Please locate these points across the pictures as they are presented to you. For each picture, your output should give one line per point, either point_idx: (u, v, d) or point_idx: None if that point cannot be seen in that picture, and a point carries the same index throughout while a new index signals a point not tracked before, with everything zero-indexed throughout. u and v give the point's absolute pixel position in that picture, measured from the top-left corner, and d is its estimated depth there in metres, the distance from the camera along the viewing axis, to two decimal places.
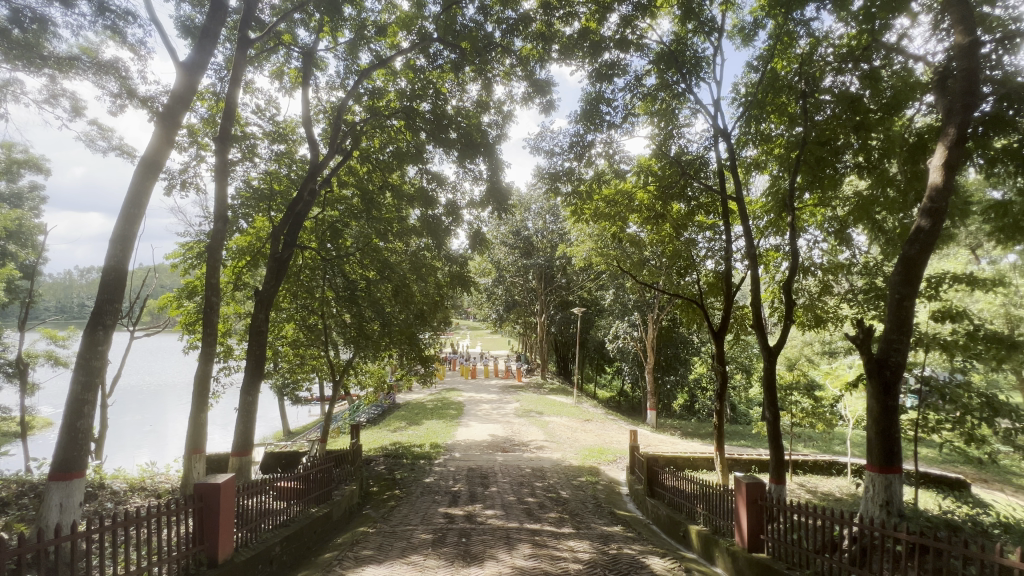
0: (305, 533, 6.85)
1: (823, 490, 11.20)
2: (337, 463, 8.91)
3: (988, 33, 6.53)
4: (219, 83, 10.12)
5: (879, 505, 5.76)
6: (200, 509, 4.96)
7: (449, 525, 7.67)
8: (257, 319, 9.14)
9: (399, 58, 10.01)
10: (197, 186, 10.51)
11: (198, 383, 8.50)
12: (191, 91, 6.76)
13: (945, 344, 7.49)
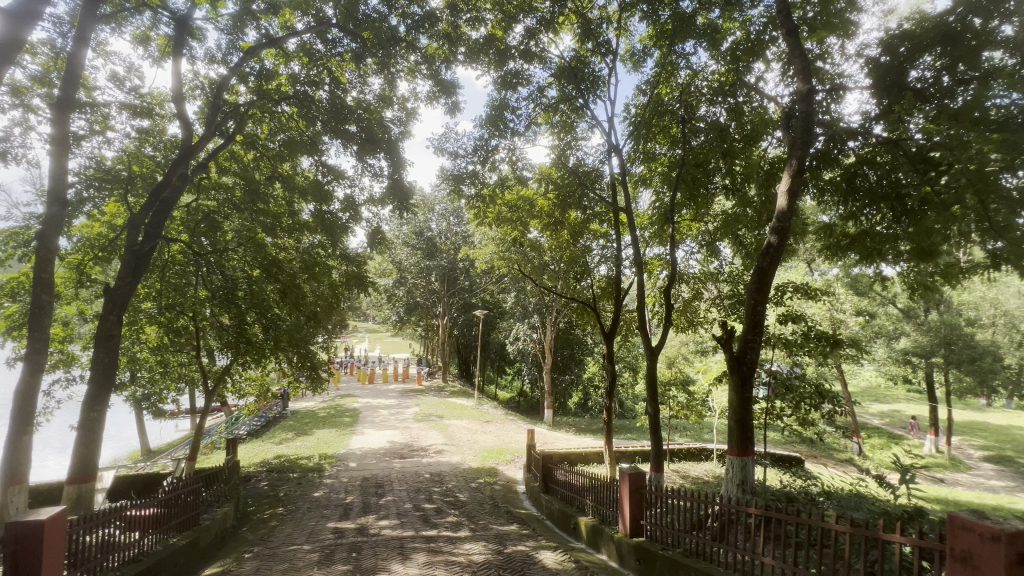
0: (164, 568, 5.76)
1: (696, 475, 12.38)
2: (206, 484, 7.76)
3: (821, 83, 7.59)
4: (60, 38, 8.29)
5: (736, 483, 6.53)
6: (15, 555, 3.85)
7: (337, 541, 7.02)
8: (107, 322, 7.58)
9: (293, 39, 8.99)
10: (23, 159, 8.54)
11: (20, 397, 6.87)
12: (16, 44, 5.66)
13: (787, 343, 8.22)
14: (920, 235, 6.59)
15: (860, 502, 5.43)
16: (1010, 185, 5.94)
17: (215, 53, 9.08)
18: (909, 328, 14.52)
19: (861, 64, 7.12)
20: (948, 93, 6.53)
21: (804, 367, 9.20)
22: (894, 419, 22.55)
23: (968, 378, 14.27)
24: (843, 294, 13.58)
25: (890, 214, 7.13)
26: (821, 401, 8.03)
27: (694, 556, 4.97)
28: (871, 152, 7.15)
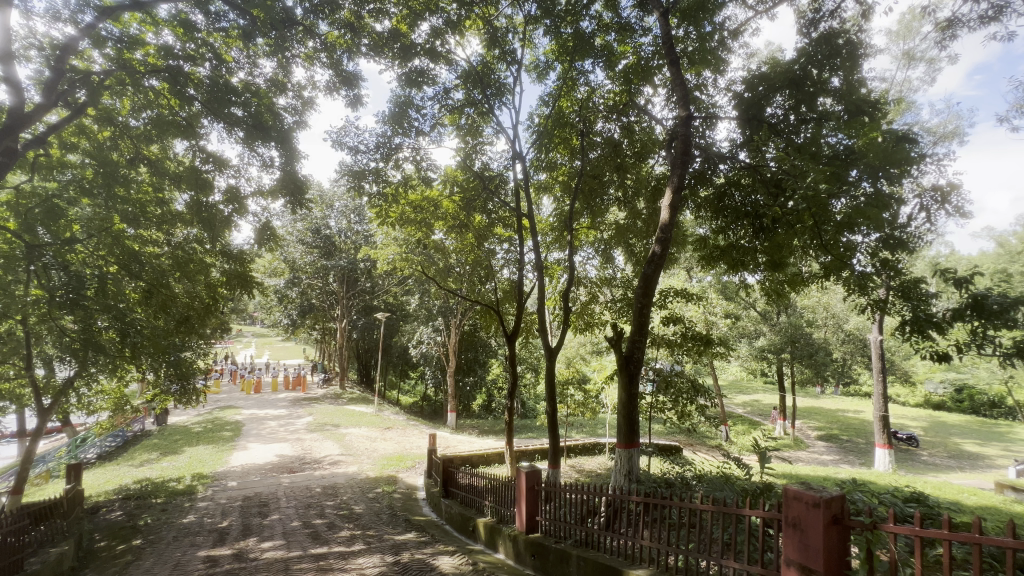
0: None
1: (590, 468, 13.10)
2: (33, 522, 6.47)
3: (698, 110, 8.54)
4: None
5: (624, 474, 7.03)
6: None
7: (209, 571, 6.28)
8: None
9: (164, 5, 7.89)
10: None
11: None
12: None
13: (668, 343, 9.03)
14: (772, 249, 7.66)
15: (724, 483, 6.12)
16: (837, 209, 7.15)
17: (58, 8, 7.62)
18: (766, 328, 16.80)
19: (729, 98, 8.12)
20: (793, 129, 7.69)
21: (683, 364, 10.19)
22: (754, 408, 25.94)
23: (808, 371, 16.90)
24: (715, 299, 15.32)
25: (751, 230, 8.20)
26: (695, 394, 8.89)
27: (583, 546, 5.26)
28: (737, 175, 8.17)
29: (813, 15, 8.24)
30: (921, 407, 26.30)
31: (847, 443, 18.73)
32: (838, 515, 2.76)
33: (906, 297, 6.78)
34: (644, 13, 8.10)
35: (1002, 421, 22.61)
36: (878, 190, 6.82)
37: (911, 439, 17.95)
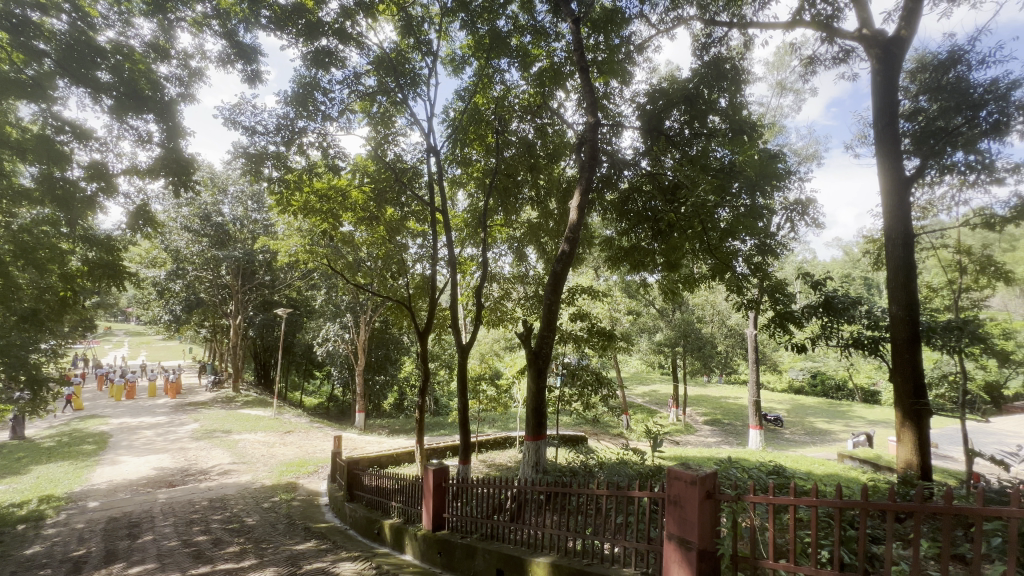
0: None
1: (501, 462, 13.30)
2: None
3: (605, 118, 9.01)
4: None
5: (531, 466, 7.23)
6: None
7: None
8: None
9: None
10: None
11: None
12: None
13: (575, 338, 9.42)
14: (668, 251, 8.31)
15: (621, 469, 6.53)
16: (722, 217, 7.96)
17: None
18: (663, 324, 18.24)
19: (633, 108, 8.66)
20: (687, 142, 8.40)
21: (589, 358, 10.70)
22: (652, 398, 28.11)
23: (697, 363, 18.66)
24: (620, 297, 16.32)
25: (651, 233, 8.83)
26: (599, 386, 9.33)
27: (489, 539, 5.34)
28: (639, 181, 8.74)
29: (705, 40, 9.08)
30: (786, 392, 30.29)
31: (728, 426, 21.02)
32: (710, 490, 3.06)
33: (774, 297, 7.74)
34: (558, 19, 8.35)
35: (845, 402, 26.80)
36: (754, 201, 7.70)
37: (778, 420, 20.60)
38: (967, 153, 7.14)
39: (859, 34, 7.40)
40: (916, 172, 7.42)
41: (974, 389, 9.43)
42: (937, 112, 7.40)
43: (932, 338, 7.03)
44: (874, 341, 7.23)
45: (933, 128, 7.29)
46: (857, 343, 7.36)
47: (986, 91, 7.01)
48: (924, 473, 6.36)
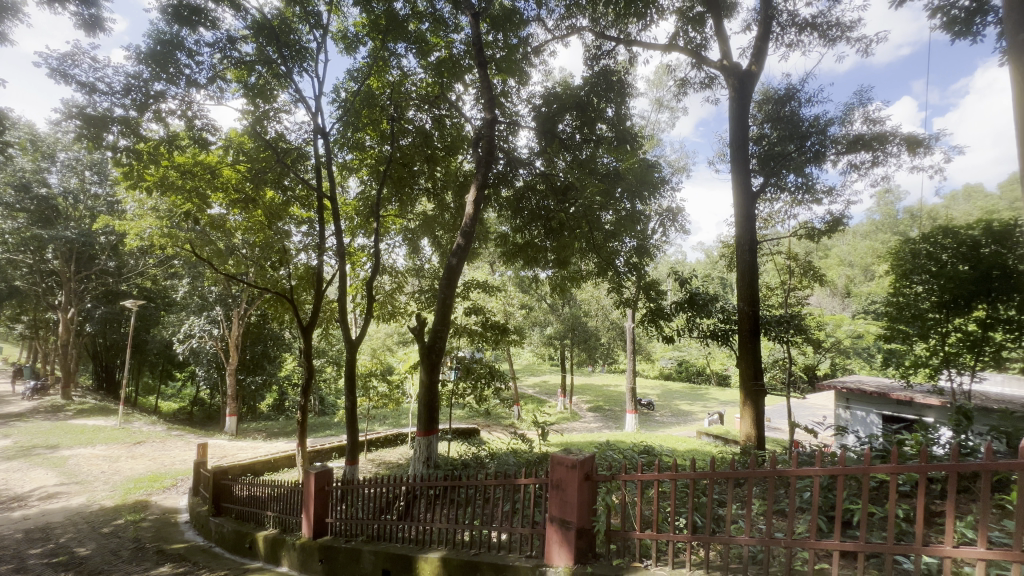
0: None
1: (392, 459, 12.95)
2: None
3: (503, 115, 9.15)
4: None
5: (422, 461, 7.14)
6: None
7: None
8: None
9: None
10: None
11: None
12: None
13: (470, 332, 9.46)
14: (559, 249, 8.72)
15: (511, 458, 6.73)
16: (607, 219, 8.56)
17: None
18: (553, 318, 19.19)
19: (529, 109, 8.92)
20: (578, 146, 8.89)
21: (483, 352, 10.85)
22: (542, 388, 29.44)
23: (583, 354, 19.94)
24: (514, 291, 16.74)
25: (544, 231, 9.17)
26: (492, 379, 9.44)
27: (377, 539, 5.17)
28: (533, 181, 9.00)
29: (595, 52, 9.69)
30: (657, 378, 33.75)
31: (608, 412, 22.83)
32: (588, 473, 3.31)
33: (649, 293, 8.55)
34: (457, 10, 8.27)
35: (704, 386, 30.67)
36: (634, 206, 8.42)
37: (650, 404, 22.92)
38: (797, 175, 8.57)
39: (721, 65, 8.47)
40: (761, 189, 8.67)
41: (797, 372, 11.39)
42: (776, 139, 8.75)
43: (769, 330, 8.33)
44: (726, 332, 8.37)
45: (773, 153, 8.57)
46: (713, 335, 8.44)
47: (811, 125, 8.47)
48: (759, 444, 7.52)
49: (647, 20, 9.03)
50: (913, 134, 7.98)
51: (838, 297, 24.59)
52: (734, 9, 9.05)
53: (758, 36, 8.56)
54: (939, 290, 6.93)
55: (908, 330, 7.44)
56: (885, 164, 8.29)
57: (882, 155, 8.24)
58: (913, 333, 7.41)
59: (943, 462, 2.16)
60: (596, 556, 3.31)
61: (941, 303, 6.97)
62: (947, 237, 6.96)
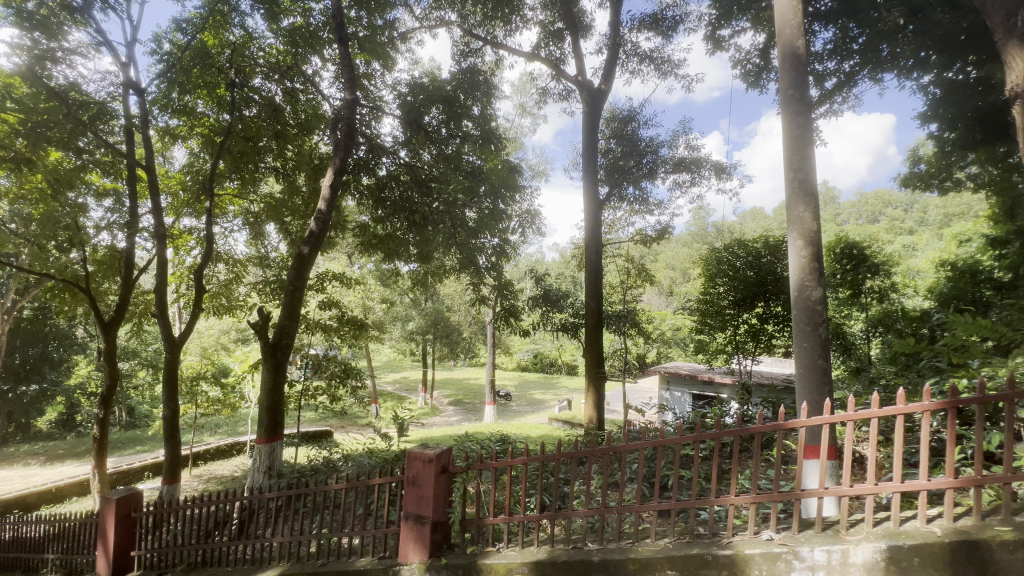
0: None
1: (225, 473, 11.38)
2: None
3: (365, 98, 8.63)
4: None
5: (263, 471, 6.41)
6: None
7: None
8: None
9: None
10: None
11: None
12: None
13: (324, 327, 8.74)
14: (423, 243, 8.57)
15: (365, 459, 6.39)
16: (471, 216, 8.66)
17: None
18: (415, 313, 18.86)
19: (393, 95, 8.56)
20: (444, 140, 8.83)
21: (338, 349, 10.15)
22: (402, 384, 28.73)
23: (445, 349, 19.93)
24: (374, 285, 15.98)
25: (406, 224, 8.92)
26: (348, 377, 8.72)
27: (203, 566, 4.51)
28: (398, 171, 8.74)
29: (463, 48, 9.76)
30: (515, 370, 35.53)
31: (469, 405, 23.31)
32: (445, 465, 3.32)
33: (508, 289, 8.91)
34: None
35: (555, 375, 33.19)
36: (496, 204, 8.68)
37: (507, 395, 24.03)
38: (635, 187, 9.76)
39: (577, 80, 9.20)
40: (607, 196, 9.76)
41: (631, 360, 13.00)
42: (620, 153, 9.82)
43: (610, 324, 9.35)
44: (575, 326, 9.16)
45: (617, 165, 9.73)
46: (564, 329, 9.14)
47: (647, 145, 9.71)
48: (600, 425, 8.40)
49: (513, 25, 9.37)
50: (720, 162, 9.67)
51: (664, 295, 28.76)
52: (589, 31, 9.90)
53: (608, 59, 9.50)
54: (734, 290, 8.53)
55: (712, 323, 9.00)
56: (700, 185, 9.91)
57: (698, 177, 9.81)
58: (716, 325, 9.01)
59: (731, 427, 2.65)
60: (451, 547, 3.35)
61: (735, 300, 8.58)
62: (740, 247, 8.59)
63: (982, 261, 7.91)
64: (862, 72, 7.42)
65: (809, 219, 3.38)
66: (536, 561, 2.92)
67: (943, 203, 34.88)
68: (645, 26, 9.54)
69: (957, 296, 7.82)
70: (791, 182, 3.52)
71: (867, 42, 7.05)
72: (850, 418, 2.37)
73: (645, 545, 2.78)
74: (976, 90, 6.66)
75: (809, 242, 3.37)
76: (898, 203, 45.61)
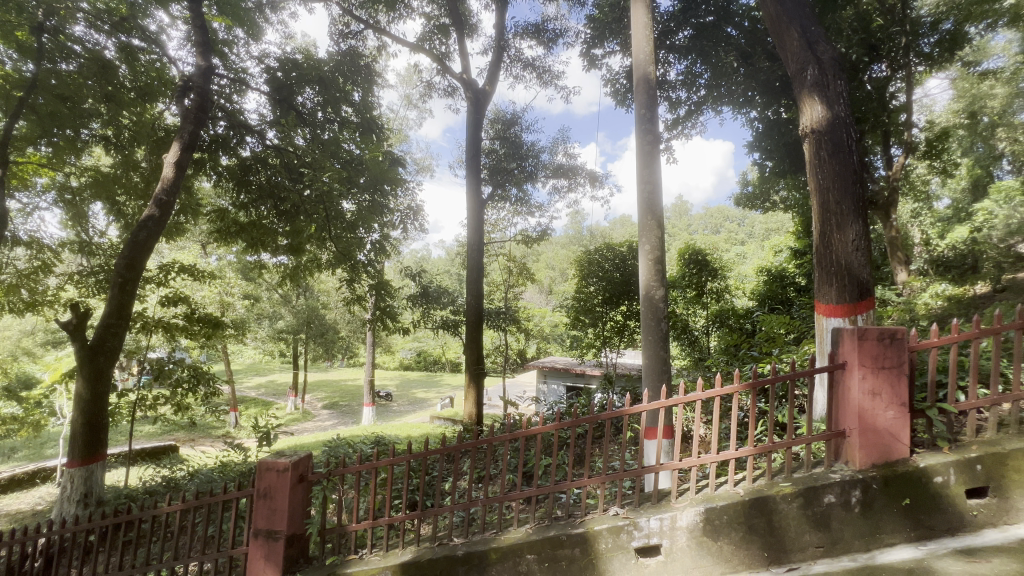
0: None
1: (24, 507, 9.18)
2: None
3: (224, 66, 7.59)
4: None
5: (76, 501, 5.31)
6: None
7: None
8: None
9: None
10: None
11: None
12: None
13: (166, 326, 7.47)
14: (293, 234, 7.86)
15: (217, 474, 5.58)
16: (348, 208, 8.11)
17: None
18: (285, 311, 17.22)
19: (259, 68, 7.68)
20: (319, 123, 8.18)
21: (186, 351, 8.84)
22: (268, 389, 26.03)
23: (319, 349, 18.53)
24: (233, 278, 14.21)
25: (274, 212, 8.09)
26: (198, 385, 7.34)
27: None
28: (265, 153, 7.88)
29: (343, 28, 9.16)
30: (397, 370, 34.48)
31: (345, 408, 21.98)
32: (303, 474, 3.09)
33: (388, 287, 8.61)
34: None
35: (439, 373, 32.90)
36: (376, 197, 8.10)
37: (388, 395, 23.22)
38: (517, 189, 10.09)
39: (462, 78, 9.21)
40: (490, 195, 9.95)
41: (512, 356, 13.41)
42: (503, 155, 10.06)
43: (491, 321, 9.51)
44: (456, 323, 9.17)
45: (500, 166, 9.96)
46: (445, 326, 9.06)
47: (528, 149, 10.08)
48: (479, 421, 8.52)
49: (397, 12, 9.04)
50: (593, 171, 10.45)
51: (544, 294, 30.29)
52: (475, 31, 9.98)
53: (492, 61, 9.68)
54: (603, 289, 9.29)
55: (585, 319, 9.67)
56: (576, 191, 10.59)
57: (574, 184, 10.48)
58: (588, 321, 9.64)
59: (586, 415, 2.87)
60: (309, 561, 3.12)
61: (604, 299, 9.34)
62: (608, 251, 9.40)
63: (788, 268, 9.72)
64: (706, 103, 8.59)
65: (656, 226, 3.82)
66: (400, 563, 2.88)
67: (765, 219, 42.13)
68: (528, 35, 9.91)
69: (771, 296, 9.47)
70: (644, 192, 3.95)
71: (710, 80, 8.18)
72: (679, 402, 2.74)
73: (508, 533, 2.90)
74: (786, 128, 8.13)
75: (657, 248, 3.81)
76: (733, 219, 53.90)
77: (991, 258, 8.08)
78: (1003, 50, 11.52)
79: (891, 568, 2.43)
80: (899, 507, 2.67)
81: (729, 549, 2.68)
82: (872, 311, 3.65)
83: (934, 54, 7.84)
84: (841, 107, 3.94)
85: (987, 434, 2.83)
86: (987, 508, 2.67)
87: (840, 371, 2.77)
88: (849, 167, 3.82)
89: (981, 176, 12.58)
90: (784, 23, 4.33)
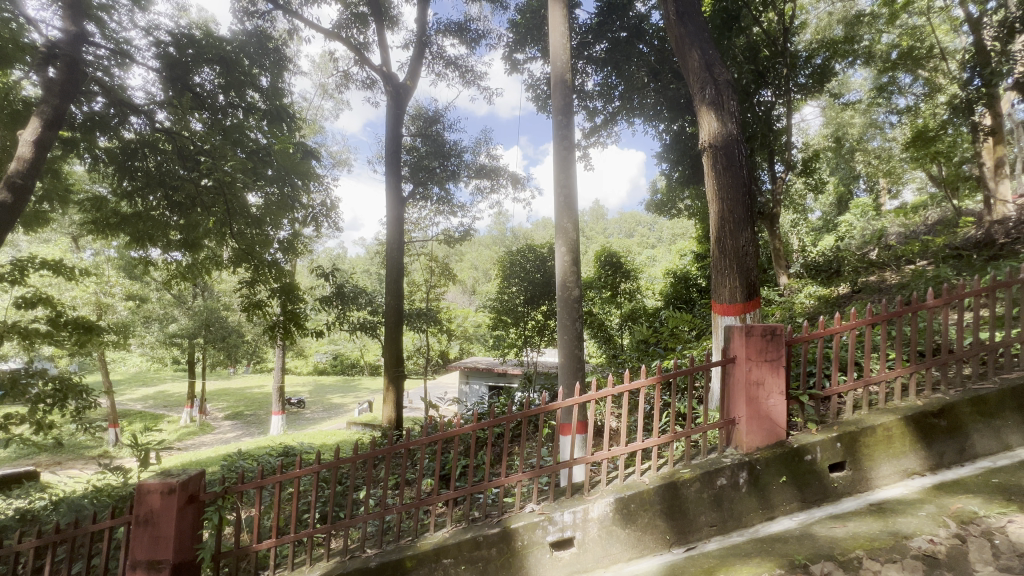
0: None
1: None
2: None
3: (99, 32, 6.58)
4: None
5: None
6: None
7: None
8: None
9: None
10: None
11: None
12: None
13: (24, 332, 6.16)
14: (188, 229, 7.12)
15: (90, 501, 4.80)
16: (255, 201, 7.35)
17: None
18: (178, 312, 15.49)
19: (146, 40, 6.78)
20: (221, 108, 7.43)
21: (49, 358, 7.57)
22: (157, 400, 23.16)
23: (220, 354, 16.86)
24: (113, 276, 12.48)
25: (166, 202, 7.23)
26: (66, 400, 6.33)
27: None
28: (153, 136, 6.99)
29: (248, 6, 8.43)
30: (310, 375, 32.53)
31: (250, 417, 20.24)
32: (194, 493, 2.80)
33: (298, 290, 8.05)
34: None
35: (356, 377, 31.39)
36: (284, 190, 7.61)
37: (300, 402, 21.78)
38: (439, 188, 9.95)
39: (382, 71, 8.88)
40: (411, 193, 9.70)
41: (433, 357, 13.15)
42: (424, 153, 9.83)
43: (412, 322, 9.27)
44: (373, 325, 8.85)
45: (422, 164, 9.74)
46: (362, 328, 8.71)
47: (450, 148, 9.99)
48: (398, 425, 8.24)
49: None
50: (515, 173, 10.58)
51: (467, 294, 30.20)
52: (396, 23, 9.68)
53: (413, 56, 9.43)
54: (524, 290, 9.48)
55: (507, 319, 9.77)
56: (498, 192, 10.66)
57: (497, 185, 10.55)
58: (510, 321, 9.75)
59: (504, 414, 2.89)
60: None
61: (525, 299, 9.51)
62: (530, 252, 9.62)
63: (691, 271, 10.57)
64: (620, 114, 9.07)
65: (572, 230, 3.95)
66: None
67: (673, 225, 45.49)
68: (450, 33, 9.80)
69: (676, 296, 10.24)
70: (561, 197, 4.06)
71: (624, 91, 8.62)
72: (591, 398, 2.85)
73: (424, 539, 2.84)
74: (691, 142, 8.82)
75: (572, 250, 3.93)
76: (645, 224, 57.54)
77: (850, 263, 9.41)
78: (860, 86, 13.49)
79: (770, 539, 2.72)
80: (778, 483, 3.00)
81: (636, 535, 2.85)
82: (758, 310, 4.08)
83: (808, 83, 8.91)
84: (733, 125, 4.35)
85: (845, 415, 3.28)
86: (845, 479, 3.08)
87: (731, 364, 3.07)
88: (740, 180, 4.24)
89: (844, 193, 14.64)
90: (686, 44, 4.69)
